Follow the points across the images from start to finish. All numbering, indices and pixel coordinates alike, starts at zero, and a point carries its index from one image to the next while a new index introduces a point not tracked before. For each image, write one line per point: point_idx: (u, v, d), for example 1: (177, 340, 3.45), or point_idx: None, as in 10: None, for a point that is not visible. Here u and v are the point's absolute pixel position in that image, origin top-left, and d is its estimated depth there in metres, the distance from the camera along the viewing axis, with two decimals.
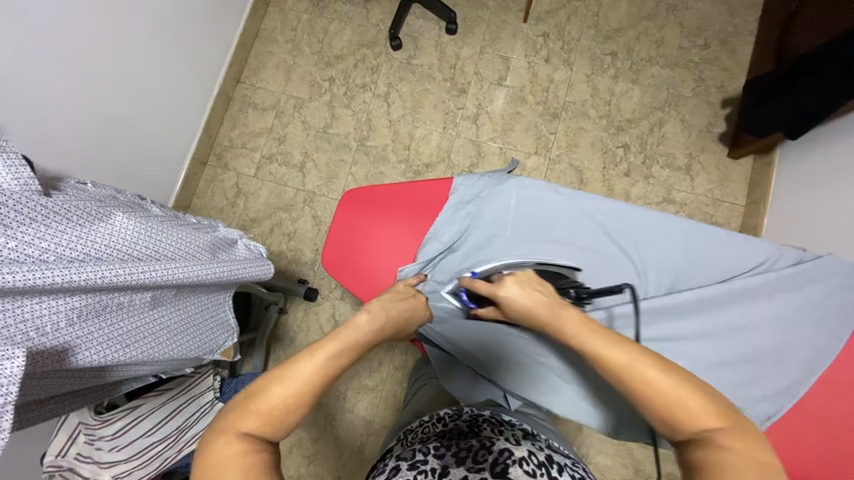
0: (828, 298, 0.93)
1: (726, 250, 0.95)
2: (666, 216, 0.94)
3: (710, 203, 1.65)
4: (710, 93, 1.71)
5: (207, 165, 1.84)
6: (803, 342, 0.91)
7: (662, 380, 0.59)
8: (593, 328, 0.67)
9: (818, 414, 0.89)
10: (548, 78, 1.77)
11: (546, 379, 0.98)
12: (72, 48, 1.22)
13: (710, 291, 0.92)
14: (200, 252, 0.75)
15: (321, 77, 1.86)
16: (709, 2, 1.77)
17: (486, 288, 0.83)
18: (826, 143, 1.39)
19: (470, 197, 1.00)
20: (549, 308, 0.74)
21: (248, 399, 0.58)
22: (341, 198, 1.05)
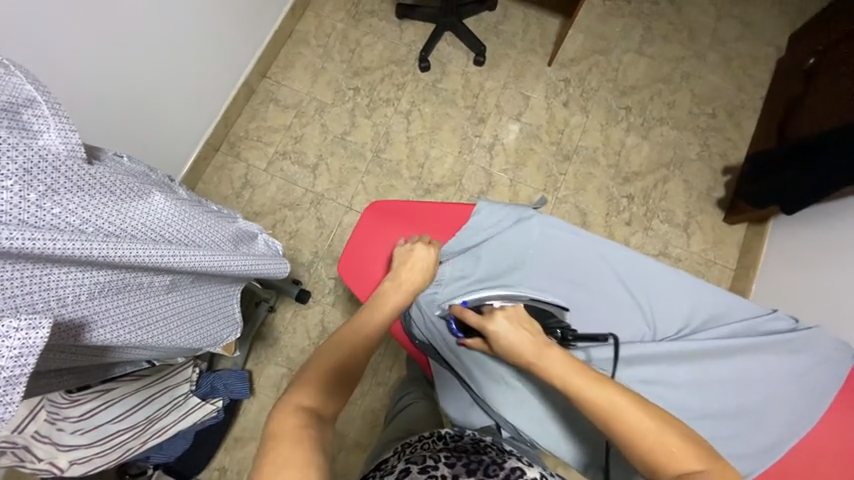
0: (813, 368, 0.91)
1: (733, 307, 0.94)
2: (680, 273, 0.95)
3: (703, 262, 1.71)
4: (713, 159, 1.80)
5: (219, 152, 1.83)
6: (784, 405, 0.89)
7: (644, 423, 0.61)
8: (577, 368, 0.67)
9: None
10: (564, 121, 1.84)
11: (540, 411, 0.96)
12: (113, 21, 1.24)
13: (706, 343, 0.91)
14: (225, 243, 0.78)
15: (346, 85, 1.89)
16: (721, 75, 1.89)
17: (475, 317, 0.82)
18: (820, 221, 1.47)
19: (489, 224, 1.02)
20: (534, 346, 0.72)
21: (305, 381, 0.71)
22: (366, 207, 1.06)
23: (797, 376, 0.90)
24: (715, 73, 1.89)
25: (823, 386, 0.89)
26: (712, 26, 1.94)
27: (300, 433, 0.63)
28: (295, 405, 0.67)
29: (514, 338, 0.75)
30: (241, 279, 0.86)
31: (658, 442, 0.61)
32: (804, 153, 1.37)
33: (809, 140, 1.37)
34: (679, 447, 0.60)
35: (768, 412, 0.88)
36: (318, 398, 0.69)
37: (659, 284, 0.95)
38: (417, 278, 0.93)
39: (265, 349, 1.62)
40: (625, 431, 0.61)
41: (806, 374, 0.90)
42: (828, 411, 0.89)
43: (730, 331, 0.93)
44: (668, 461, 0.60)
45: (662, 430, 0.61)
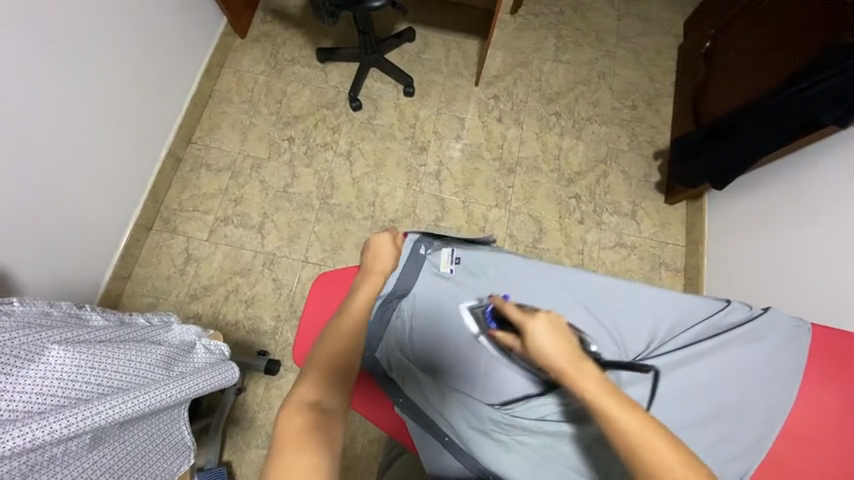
0: (777, 353, 0.94)
1: (693, 308, 0.98)
2: (634, 285, 0.99)
3: (655, 244, 1.79)
4: (643, 147, 1.91)
5: (152, 230, 1.70)
6: (761, 396, 0.91)
7: (671, 458, 0.58)
8: (612, 391, 0.65)
9: (793, 469, 0.89)
10: (502, 136, 1.89)
11: (532, 458, 0.87)
12: (9, 134, 1.15)
13: (677, 354, 0.93)
14: (152, 371, 0.71)
15: (280, 137, 1.84)
16: (632, 70, 2.03)
17: (517, 313, 0.80)
18: (747, 195, 1.59)
19: (445, 271, 1.00)
20: (570, 360, 0.70)
21: (302, 381, 0.69)
22: (313, 283, 1.00)
23: (766, 364, 0.93)
24: (627, 68, 2.03)
25: (789, 366, 0.93)
26: (614, 26, 2.10)
27: (305, 434, 0.62)
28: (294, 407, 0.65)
29: (548, 344, 0.72)
30: (184, 402, 0.77)
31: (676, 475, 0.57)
32: (718, 135, 1.51)
33: (720, 121, 1.50)
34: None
35: (746, 405, 0.90)
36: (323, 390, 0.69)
37: (621, 301, 0.97)
38: (384, 262, 0.91)
39: (241, 434, 1.49)
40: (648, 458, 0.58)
41: (772, 359, 0.93)
42: (801, 389, 0.92)
43: (695, 335, 0.96)
44: None
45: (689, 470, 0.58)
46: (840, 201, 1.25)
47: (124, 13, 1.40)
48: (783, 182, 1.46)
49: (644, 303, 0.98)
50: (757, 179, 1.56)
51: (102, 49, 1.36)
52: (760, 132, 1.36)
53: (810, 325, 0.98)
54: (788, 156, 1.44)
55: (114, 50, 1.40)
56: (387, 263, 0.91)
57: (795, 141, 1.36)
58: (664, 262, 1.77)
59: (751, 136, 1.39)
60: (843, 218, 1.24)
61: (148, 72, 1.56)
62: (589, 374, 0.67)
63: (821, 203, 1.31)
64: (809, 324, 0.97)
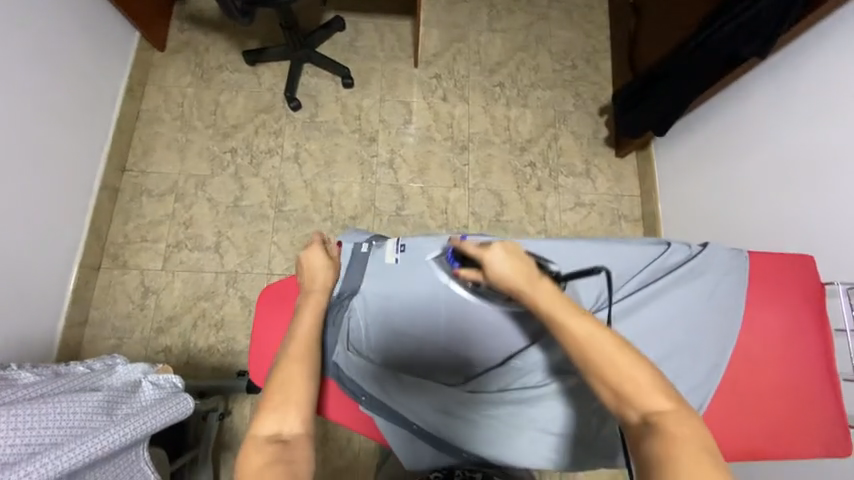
0: (719, 286, 0.98)
1: (633, 258, 0.99)
2: (581, 244, 1.00)
3: (612, 198, 1.83)
4: (588, 104, 1.93)
5: (101, 269, 1.61)
6: (709, 330, 0.95)
7: (620, 358, 0.62)
8: (563, 302, 0.68)
9: (749, 390, 0.94)
10: (449, 115, 1.87)
11: (507, 423, 0.90)
12: None
13: (628, 304, 0.96)
14: (91, 418, 0.69)
15: (221, 150, 1.75)
16: (567, 29, 2.02)
17: (473, 248, 0.79)
18: (686, 136, 1.64)
19: (390, 261, 0.96)
20: (527, 277, 0.71)
21: (262, 413, 0.67)
22: (259, 297, 0.96)
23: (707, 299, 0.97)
24: (563, 28, 2.02)
25: (734, 295, 0.98)
26: None
27: (265, 468, 0.59)
28: (255, 440, 0.64)
29: (506, 269, 0.73)
30: (137, 443, 0.74)
31: (630, 377, 0.61)
32: (655, 82, 1.53)
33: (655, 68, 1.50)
34: (648, 390, 0.60)
35: (694, 340, 0.95)
36: (283, 420, 0.67)
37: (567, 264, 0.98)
38: (321, 282, 0.89)
39: (235, 457, 1.47)
40: (597, 362, 0.62)
41: (714, 293, 0.98)
42: (748, 316, 0.97)
43: (641, 283, 0.98)
44: (636, 397, 0.60)
45: (638, 370, 0.61)
46: (772, 134, 1.31)
47: (18, 41, 1.27)
48: (718, 121, 1.50)
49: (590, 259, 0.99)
50: (695, 120, 1.61)
51: (2, 84, 1.23)
52: (687, 75, 1.39)
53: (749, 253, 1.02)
54: (722, 94, 1.48)
55: (18, 84, 1.28)
56: (327, 280, 0.90)
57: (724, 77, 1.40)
58: (623, 215, 1.81)
59: (680, 81, 1.42)
60: (778, 149, 1.30)
61: (60, 102, 1.43)
62: (544, 288, 0.70)
63: (755, 137, 1.37)
64: (746, 253, 1.02)
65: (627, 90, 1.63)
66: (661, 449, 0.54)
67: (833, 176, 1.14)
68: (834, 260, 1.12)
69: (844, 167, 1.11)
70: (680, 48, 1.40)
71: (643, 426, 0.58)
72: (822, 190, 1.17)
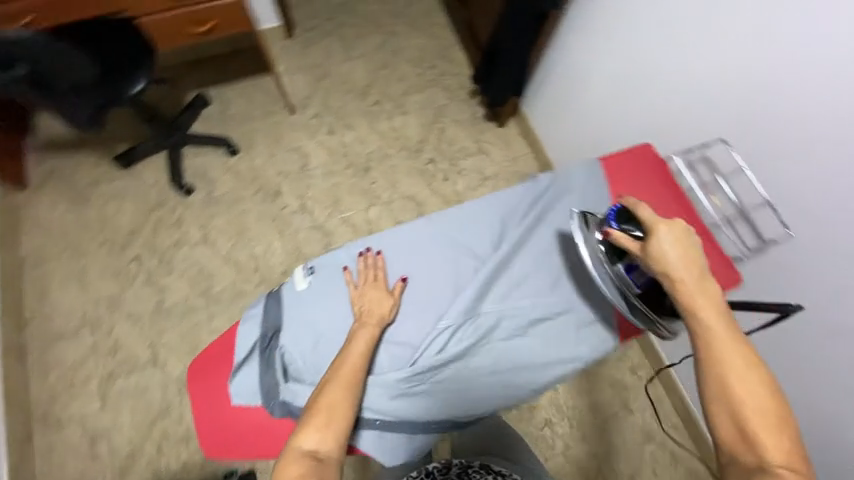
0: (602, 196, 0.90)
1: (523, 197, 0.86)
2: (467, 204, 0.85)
3: (511, 163, 1.99)
4: (460, 92, 2.09)
5: (35, 435, 1.46)
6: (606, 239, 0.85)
7: (755, 390, 0.66)
8: (727, 326, 0.69)
9: None
10: (341, 144, 1.93)
11: (542, 366, 0.79)
12: None
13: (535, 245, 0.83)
14: None
15: (124, 262, 1.66)
16: (417, 36, 2.16)
17: (648, 214, 0.74)
18: (544, 82, 1.74)
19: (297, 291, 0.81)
20: (695, 281, 0.70)
21: (310, 423, 0.65)
22: (189, 369, 0.86)
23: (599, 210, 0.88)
24: (413, 37, 2.16)
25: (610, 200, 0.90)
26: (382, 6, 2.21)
27: None
28: (298, 449, 0.63)
29: (674, 256, 0.71)
30: None
31: (751, 400, 0.66)
32: (494, 53, 1.64)
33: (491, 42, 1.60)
34: (777, 437, 0.64)
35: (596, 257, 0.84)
36: (322, 438, 0.65)
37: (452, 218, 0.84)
38: (381, 308, 0.77)
39: None
40: (726, 378, 0.66)
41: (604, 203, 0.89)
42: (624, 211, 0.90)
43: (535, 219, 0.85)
44: (754, 433, 0.64)
45: (767, 404, 0.66)
46: (594, 66, 1.48)
47: None
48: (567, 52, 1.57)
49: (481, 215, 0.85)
50: (545, 67, 1.70)
51: None
52: (517, 39, 1.52)
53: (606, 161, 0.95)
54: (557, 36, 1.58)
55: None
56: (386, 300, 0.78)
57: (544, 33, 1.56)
58: (526, 172, 1.98)
59: (513, 47, 1.54)
60: (603, 75, 1.45)
61: None
62: (709, 299, 0.69)
63: (586, 71, 1.52)
64: (597, 159, 0.94)
65: (478, 74, 1.74)
66: None
67: (667, 63, 1.23)
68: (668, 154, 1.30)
69: (651, 76, 1.29)
70: (501, 19, 1.51)
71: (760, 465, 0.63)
72: (643, 99, 1.33)
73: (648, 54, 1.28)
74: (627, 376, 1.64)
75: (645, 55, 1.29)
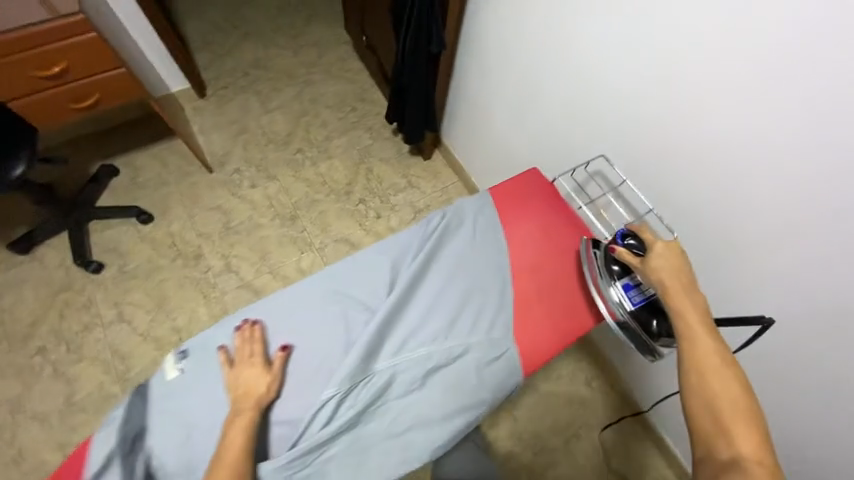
0: (486, 230, 0.90)
1: (403, 244, 0.86)
2: (346, 261, 0.85)
3: (441, 192, 2.01)
4: (382, 131, 2.12)
5: None
6: (491, 274, 0.86)
7: (730, 389, 0.68)
8: (707, 326, 0.73)
9: (552, 303, 0.86)
10: (266, 196, 1.88)
11: (428, 423, 0.75)
12: None
13: (420, 294, 0.82)
14: None
15: (23, 358, 1.48)
16: (334, 83, 2.21)
17: (648, 234, 0.82)
18: (455, 114, 1.81)
19: (168, 379, 0.77)
20: (682, 287, 0.76)
21: None
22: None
23: (482, 245, 0.89)
24: (330, 84, 2.21)
25: (497, 232, 0.91)
26: (297, 58, 2.24)
27: None
28: None
29: (664, 266, 0.77)
30: None
31: (727, 399, 0.68)
32: (399, 93, 1.67)
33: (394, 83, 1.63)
34: (751, 438, 0.65)
35: (485, 292, 0.84)
36: None
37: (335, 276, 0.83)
38: (259, 386, 0.72)
39: None
40: (704, 375, 0.70)
41: (488, 236, 0.90)
42: (518, 239, 0.91)
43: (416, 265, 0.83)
44: (726, 431, 0.66)
45: (744, 403, 0.67)
46: (495, 86, 1.48)
47: None
48: (465, 86, 1.64)
49: (361, 270, 0.83)
50: (452, 101, 1.77)
51: None
52: (416, 80, 1.54)
53: (492, 192, 0.96)
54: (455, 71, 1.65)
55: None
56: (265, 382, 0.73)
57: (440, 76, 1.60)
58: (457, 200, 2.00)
59: (413, 86, 1.57)
60: (504, 95, 1.46)
61: None
62: (693, 303, 0.75)
63: (489, 95, 1.53)
64: (487, 190, 0.96)
65: (389, 115, 1.76)
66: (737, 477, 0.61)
67: (540, 91, 1.31)
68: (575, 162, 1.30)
69: (545, 90, 1.29)
70: (397, 61, 1.54)
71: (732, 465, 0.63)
72: (534, 123, 1.38)
73: (539, 69, 1.27)
74: (580, 390, 1.63)
75: (535, 70, 1.28)
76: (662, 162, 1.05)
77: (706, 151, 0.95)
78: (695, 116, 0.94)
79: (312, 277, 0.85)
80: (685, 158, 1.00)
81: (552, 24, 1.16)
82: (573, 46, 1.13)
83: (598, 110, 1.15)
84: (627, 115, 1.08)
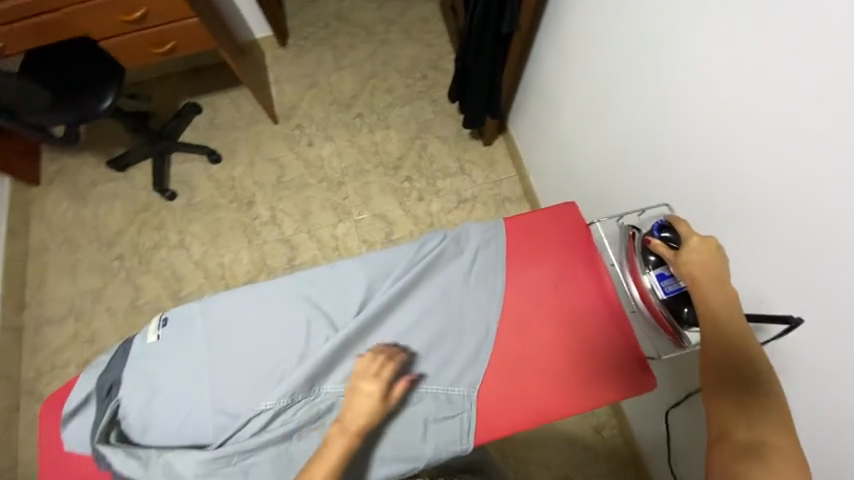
0: (486, 268, 0.82)
1: (392, 263, 0.81)
2: (331, 266, 0.81)
3: (493, 185, 1.85)
4: (447, 107, 1.98)
5: (19, 407, 1.63)
6: (475, 318, 0.79)
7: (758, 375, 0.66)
8: (735, 315, 0.70)
9: (534, 369, 0.77)
10: (319, 157, 1.92)
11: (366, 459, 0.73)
12: None
13: (394, 320, 0.78)
14: None
15: (109, 259, 1.79)
16: (410, 45, 2.08)
17: (686, 229, 0.76)
18: (525, 101, 1.61)
19: (149, 340, 0.78)
20: (719, 278, 0.71)
21: None
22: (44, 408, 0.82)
23: (477, 283, 0.81)
24: (406, 46, 2.08)
25: (498, 273, 0.82)
26: (378, 14, 2.14)
27: None
28: None
29: (701, 258, 0.72)
30: None
31: (755, 385, 0.66)
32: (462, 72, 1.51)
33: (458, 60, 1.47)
34: (777, 425, 0.64)
35: (461, 337, 0.78)
36: None
37: (316, 280, 0.80)
38: (365, 414, 0.70)
39: None
40: (727, 361, 0.68)
41: (485, 276, 0.82)
42: (518, 287, 0.82)
43: (397, 289, 0.79)
44: (749, 411, 0.65)
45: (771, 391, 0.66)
46: (577, 74, 1.23)
47: None
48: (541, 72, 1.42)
49: (341, 279, 0.80)
50: (525, 86, 1.57)
51: None
52: (479, 59, 1.38)
53: (508, 224, 0.86)
54: (534, 53, 1.43)
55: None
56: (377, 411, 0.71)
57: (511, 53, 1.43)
58: (507, 197, 1.83)
59: (477, 66, 1.40)
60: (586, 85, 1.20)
61: None
62: (723, 294, 0.71)
63: (568, 83, 1.28)
64: (502, 220, 0.87)
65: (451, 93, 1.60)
66: (757, 465, 0.60)
67: (621, 97, 1.08)
68: (654, 187, 1.03)
69: (635, 89, 1.01)
70: (464, 36, 1.37)
71: (753, 449, 0.62)
72: (608, 135, 1.16)
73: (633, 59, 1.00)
74: (586, 433, 1.49)
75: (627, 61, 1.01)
76: (769, 216, 0.76)
77: (781, 224, 0.75)
78: (835, 169, 0.64)
79: (296, 272, 0.82)
80: (785, 220, 0.74)
81: (664, 2, 0.87)
82: (684, 34, 0.85)
83: (696, 129, 0.87)
84: (734, 144, 0.80)
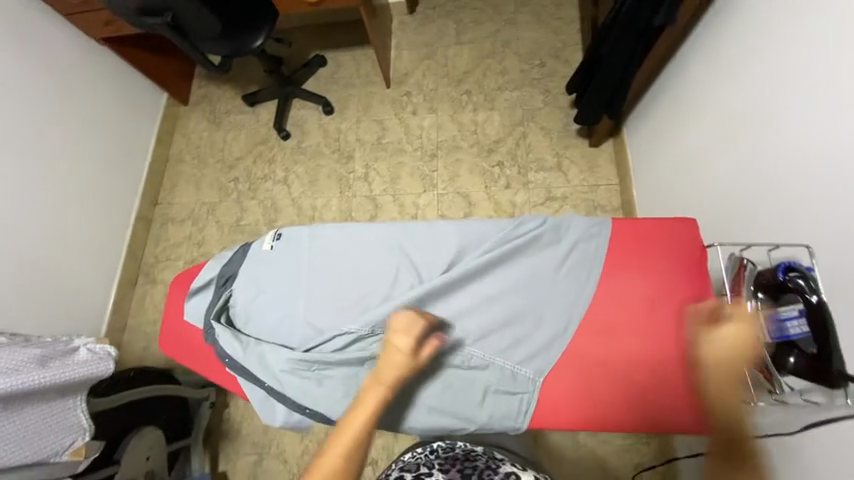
0: (581, 263, 0.82)
1: (489, 234, 0.83)
2: (430, 224, 0.85)
3: (588, 189, 1.75)
4: (559, 99, 1.90)
5: (137, 283, 1.97)
6: (559, 307, 0.80)
7: None
8: None
9: (604, 371, 0.77)
10: (419, 126, 1.97)
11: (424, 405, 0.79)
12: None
13: (478, 287, 0.81)
14: (23, 365, 0.82)
15: (226, 180, 2.07)
16: (535, 30, 2.01)
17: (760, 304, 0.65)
18: (651, 107, 1.48)
19: (265, 247, 0.90)
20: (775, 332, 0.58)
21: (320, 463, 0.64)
22: (172, 282, 0.99)
23: (568, 275, 0.81)
24: (530, 30, 2.02)
25: (592, 271, 0.81)
26: None
27: None
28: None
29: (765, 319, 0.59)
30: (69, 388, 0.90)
31: None
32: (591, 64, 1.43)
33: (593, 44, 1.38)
34: None
35: (539, 321, 0.79)
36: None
37: (414, 234, 0.85)
38: (399, 363, 0.71)
39: (231, 445, 1.65)
40: None
41: (579, 270, 0.81)
42: (610, 289, 0.80)
43: (488, 258, 0.80)
44: None
45: None
46: (726, 85, 1.08)
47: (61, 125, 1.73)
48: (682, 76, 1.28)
49: (438, 237, 0.84)
50: (655, 87, 1.46)
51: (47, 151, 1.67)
52: (615, 52, 1.29)
53: (615, 226, 0.84)
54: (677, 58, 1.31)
55: (49, 139, 1.68)
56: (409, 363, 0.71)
57: (656, 48, 1.29)
58: (600, 205, 1.72)
59: (611, 58, 1.31)
60: (736, 97, 1.04)
61: (98, 157, 1.86)
62: None
63: (713, 93, 1.14)
64: (609, 221, 0.85)
65: (570, 85, 1.54)
66: None
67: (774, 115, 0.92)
68: (786, 228, 0.86)
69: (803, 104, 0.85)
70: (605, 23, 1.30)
71: None
72: (742, 157, 1.02)
73: (807, 76, 0.83)
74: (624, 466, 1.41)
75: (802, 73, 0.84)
76: None
77: None
78: None
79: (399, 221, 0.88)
80: None
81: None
82: None
83: None
84: None
